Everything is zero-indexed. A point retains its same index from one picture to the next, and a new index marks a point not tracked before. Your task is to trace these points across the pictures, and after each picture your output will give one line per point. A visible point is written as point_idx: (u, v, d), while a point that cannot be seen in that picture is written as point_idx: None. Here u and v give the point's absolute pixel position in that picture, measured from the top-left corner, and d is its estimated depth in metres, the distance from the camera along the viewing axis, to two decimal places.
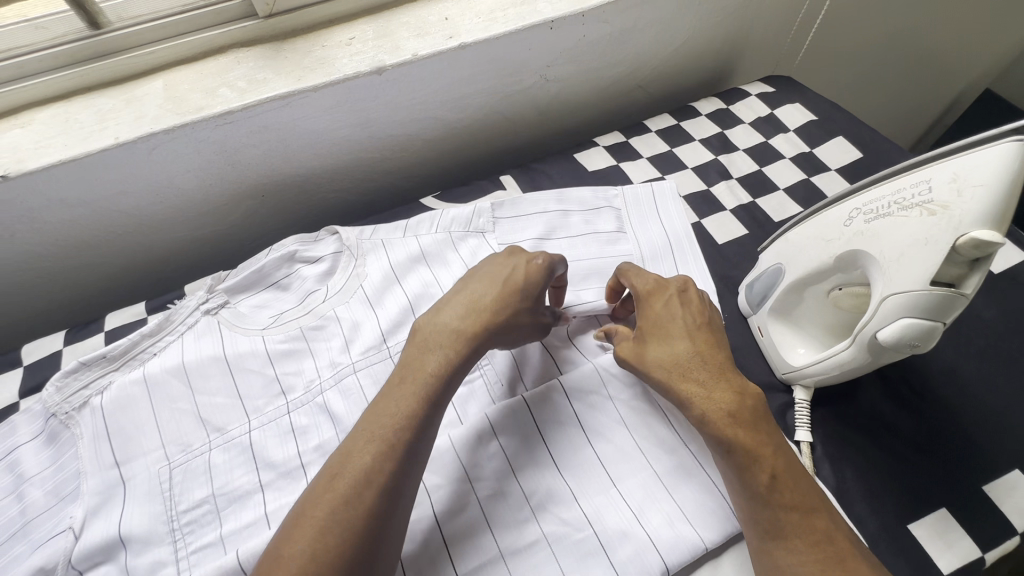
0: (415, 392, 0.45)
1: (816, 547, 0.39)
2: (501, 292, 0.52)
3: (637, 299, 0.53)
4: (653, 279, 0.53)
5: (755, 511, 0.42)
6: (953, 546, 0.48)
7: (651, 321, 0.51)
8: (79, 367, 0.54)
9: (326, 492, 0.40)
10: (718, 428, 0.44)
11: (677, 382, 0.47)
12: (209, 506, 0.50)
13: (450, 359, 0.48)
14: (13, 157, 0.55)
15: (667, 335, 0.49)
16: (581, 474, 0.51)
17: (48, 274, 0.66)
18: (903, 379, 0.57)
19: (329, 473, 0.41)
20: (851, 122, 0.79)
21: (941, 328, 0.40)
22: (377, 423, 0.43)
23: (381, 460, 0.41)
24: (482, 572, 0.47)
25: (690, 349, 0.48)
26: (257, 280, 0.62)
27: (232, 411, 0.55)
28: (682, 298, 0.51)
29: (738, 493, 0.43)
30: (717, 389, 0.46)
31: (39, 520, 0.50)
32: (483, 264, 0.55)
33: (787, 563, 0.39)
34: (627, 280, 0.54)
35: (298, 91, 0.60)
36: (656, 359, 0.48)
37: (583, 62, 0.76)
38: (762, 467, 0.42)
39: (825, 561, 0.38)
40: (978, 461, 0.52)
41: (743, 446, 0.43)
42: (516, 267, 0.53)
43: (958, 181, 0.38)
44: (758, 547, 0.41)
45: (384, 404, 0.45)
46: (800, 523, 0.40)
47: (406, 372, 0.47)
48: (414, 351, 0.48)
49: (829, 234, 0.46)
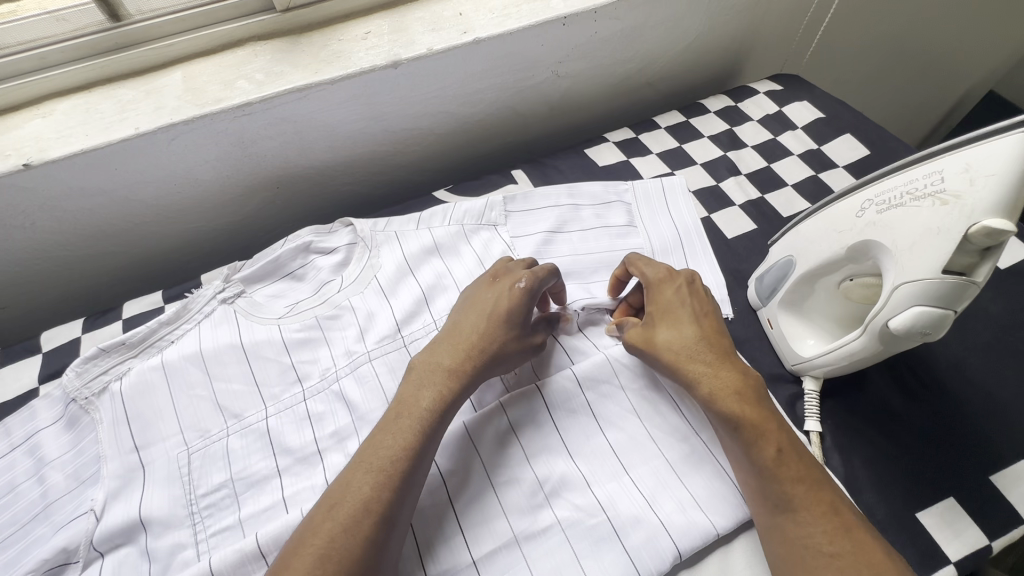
0: (410, 426, 0.45)
1: (824, 517, 0.41)
2: (490, 322, 0.52)
3: (647, 286, 0.55)
4: (664, 267, 0.56)
5: (764, 486, 0.43)
6: (961, 535, 0.49)
7: (661, 307, 0.53)
8: (99, 353, 0.55)
9: (327, 518, 0.40)
10: (726, 405, 0.46)
11: (684, 365, 0.49)
12: (228, 490, 0.51)
13: (445, 394, 0.48)
14: (35, 147, 0.56)
15: (676, 321, 0.52)
16: (594, 461, 0.52)
17: (66, 263, 0.67)
18: (910, 371, 0.58)
19: (326, 504, 0.41)
20: (858, 119, 0.79)
21: (952, 316, 0.41)
22: (376, 454, 0.44)
23: (379, 491, 0.42)
24: (497, 556, 0.47)
25: (697, 336, 0.50)
26: (273, 270, 0.63)
27: (249, 398, 0.56)
28: (689, 287, 0.54)
29: (746, 469, 0.44)
30: (723, 372, 0.48)
31: (61, 502, 0.50)
32: (471, 293, 0.56)
33: (796, 534, 0.41)
34: (637, 269, 0.57)
35: (315, 84, 0.61)
36: (666, 342, 0.51)
37: (594, 58, 0.77)
38: (768, 442, 0.44)
39: (834, 531, 0.40)
40: (985, 452, 0.52)
41: (750, 423, 0.45)
42: (502, 293, 0.54)
43: (971, 170, 0.38)
44: (768, 522, 0.43)
45: (380, 439, 0.45)
46: (807, 496, 0.42)
47: (401, 408, 0.47)
48: (409, 385, 0.49)
49: (841, 225, 0.47)
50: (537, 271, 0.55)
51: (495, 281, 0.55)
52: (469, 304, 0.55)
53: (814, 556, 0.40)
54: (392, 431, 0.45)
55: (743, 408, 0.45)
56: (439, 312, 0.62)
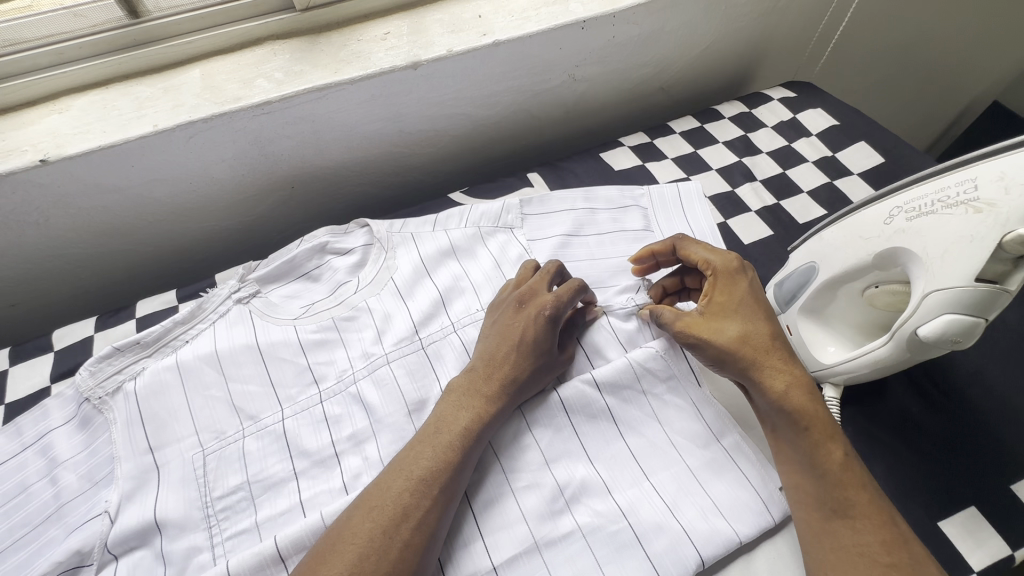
0: (449, 441, 0.46)
1: (881, 528, 0.42)
2: (517, 348, 0.52)
3: (716, 274, 0.53)
4: (731, 257, 0.54)
5: (824, 490, 0.44)
6: (983, 544, 0.48)
7: (733, 298, 0.52)
8: (113, 352, 0.54)
9: (368, 519, 0.42)
10: (800, 403, 0.47)
11: (756, 359, 0.49)
12: (244, 493, 0.50)
13: (480, 417, 0.49)
14: (52, 143, 0.56)
15: (742, 315, 0.51)
16: (614, 467, 0.51)
17: (76, 261, 0.66)
18: (929, 379, 0.58)
19: (366, 506, 0.43)
20: (873, 127, 0.80)
21: (981, 325, 0.42)
22: (416, 464, 0.45)
23: (416, 500, 0.43)
24: (517, 562, 0.47)
25: (769, 335, 0.50)
26: (289, 270, 0.63)
27: (265, 399, 0.55)
28: (755, 282, 0.53)
29: (807, 472, 0.46)
30: (796, 369, 0.49)
31: (74, 504, 0.50)
32: (497, 319, 0.55)
33: (853, 541, 0.42)
34: (704, 255, 0.55)
35: (335, 84, 0.61)
36: (737, 335, 0.50)
37: (610, 63, 0.77)
38: (835, 449, 0.45)
39: (891, 542, 0.42)
40: (1006, 460, 0.52)
41: (820, 427, 0.46)
42: (526, 319, 0.53)
43: (1005, 179, 0.39)
44: (820, 526, 0.44)
45: (418, 450, 0.46)
46: (866, 504, 0.43)
47: (440, 423, 0.48)
48: (447, 405, 0.49)
49: (868, 231, 0.46)
50: (562, 295, 0.53)
51: (521, 308, 0.54)
52: (498, 332, 0.53)
53: (870, 565, 0.41)
54: (431, 443, 0.46)
55: (815, 411, 0.47)
56: (456, 314, 0.61)
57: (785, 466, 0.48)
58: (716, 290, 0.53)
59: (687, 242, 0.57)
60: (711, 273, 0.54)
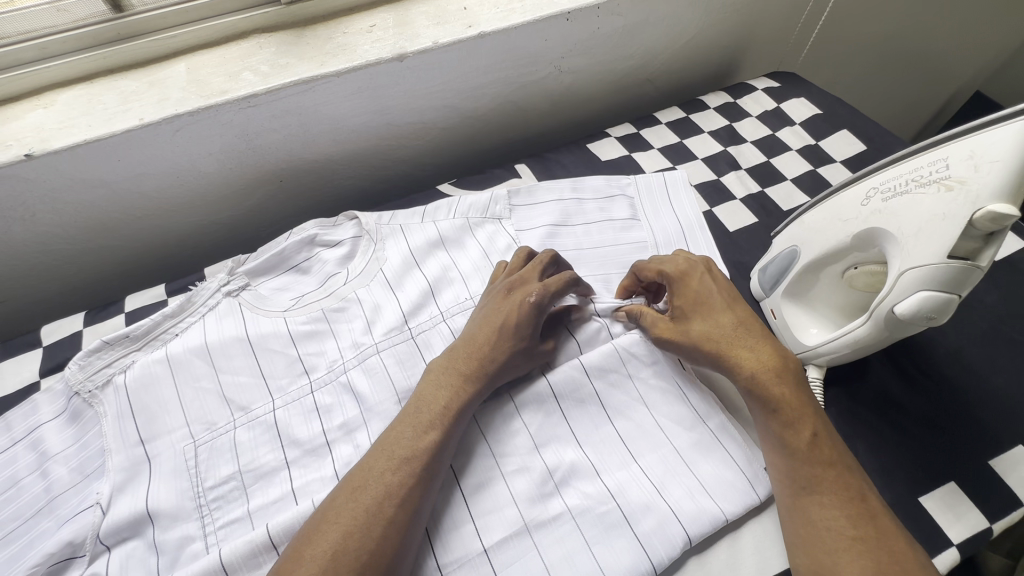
0: (431, 419, 0.47)
1: (846, 503, 0.44)
2: (502, 332, 0.52)
3: (670, 280, 0.55)
4: (681, 260, 0.57)
5: (793, 466, 0.46)
6: (962, 518, 0.50)
7: (692, 299, 0.54)
8: (102, 346, 0.54)
9: (351, 500, 0.42)
10: (767, 386, 0.48)
11: (723, 352, 0.50)
12: (236, 482, 0.51)
13: (460, 393, 0.49)
14: (37, 137, 0.56)
15: (709, 310, 0.53)
16: (603, 449, 0.52)
17: (64, 258, 0.66)
18: (909, 360, 0.59)
19: (349, 487, 0.43)
20: (855, 115, 0.81)
21: (957, 301, 0.42)
22: (397, 444, 0.46)
23: (400, 479, 0.43)
24: (508, 543, 0.47)
25: (733, 322, 0.52)
26: (278, 263, 0.63)
27: (256, 391, 0.55)
28: (712, 278, 0.55)
29: (778, 451, 0.47)
30: (767, 353, 0.50)
31: (65, 497, 0.50)
32: (484, 306, 0.55)
33: (820, 517, 0.44)
34: (655, 266, 0.57)
35: (321, 76, 0.61)
36: (702, 330, 0.52)
37: (596, 54, 0.77)
38: (805, 428, 0.46)
39: (856, 516, 0.43)
40: (983, 437, 0.54)
41: (789, 407, 0.47)
42: (513, 306, 0.53)
43: (976, 157, 0.39)
44: (792, 502, 0.46)
45: (399, 430, 0.47)
46: (835, 480, 0.45)
47: (422, 403, 0.48)
48: (428, 384, 0.50)
49: (846, 213, 0.48)
50: (550, 284, 0.54)
51: (509, 294, 0.55)
52: (484, 316, 0.54)
53: (836, 538, 0.42)
54: (413, 423, 0.47)
55: (784, 392, 0.48)
56: (445, 304, 0.62)
57: (762, 445, 0.49)
58: (677, 295, 0.54)
59: (641, 265, 0.58)
60: (666, 282, 0.55)
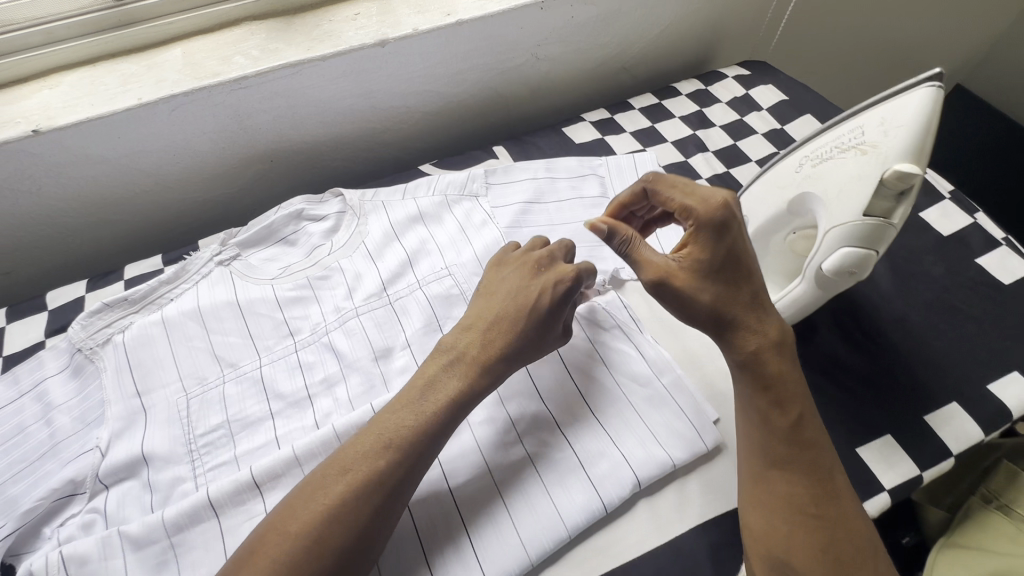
0: (434, 409, 0.47)
1: (816, 485, 0.47)
2: (530, 314, 0.51)
3: (695, 225, 0.48)
4: (714, 198, 0.49)
5: (773, 443, 0.48)
6: (895, 467, 0.54)
7: (718, 254, 0.48)
8: (103, 308, 0.59)
9: (339, 482, 0.43)
10: (764, 363, 0.49)
11: (734, 322, 0.49)
12: (224, 430, 0.55)
13: (469, 383, 0.49)
14: (43, 115, 0.60)
15: (731, 270, 0.49)
16: (562, 403, 0.56)
17: (68, 230, 0.71)
18: (856, 325, 0.63)
19: (337, 467, 0.44)
20: (819, 101, 0.85)
21: (874, 257, 0.46)
22: (394, 430, 0.46)
23: (391, 469, 0.44)
24: (472, 485, 0.52)
25: (750, 291, 0.49)
26: (267, 235, 0.67)
27: (244, 349, 0.60)
28: (738, 225, 0.49)
29: (761, 427, 0.49)
30: (770, 331, 0.50)
31: (67, 442, 0.54)
32: (511, 278, 0.54)
33: (784, 490, 0.47)
34: (681, 202, 0.50)
35: (307, 60, 0.65)
36: (719, 295, 0.49)
37: (571, 42, 0.81)
38: (793, 411, 0.48)
39: (819, 496, 0.46)
40: (919, 395, 0.58)
41: (781, 388, 0.49)
42: (545, 287, 0.52)
43: (886, 124, 0.44)
44: (759, 471, 0.49)
45: (400, 416, 0.47)
46: (808, 463, 0.47)
47: (426, 387, 0.49)
48: (436, 370, 0.50)
49: (782, 181, 0.51)
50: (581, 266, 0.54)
51: (540, 270, 0.54)
52: (512, 291, 0.53)
53: (796, 513, 0.46)
54: (414, 410, 0.47)
55: (781, 371, 0.49)
56: (422, 273, 0.66)
57: (739, 414, 0.52)
58: (700, 244, 0.48)
59: (657, 185, 0.52)
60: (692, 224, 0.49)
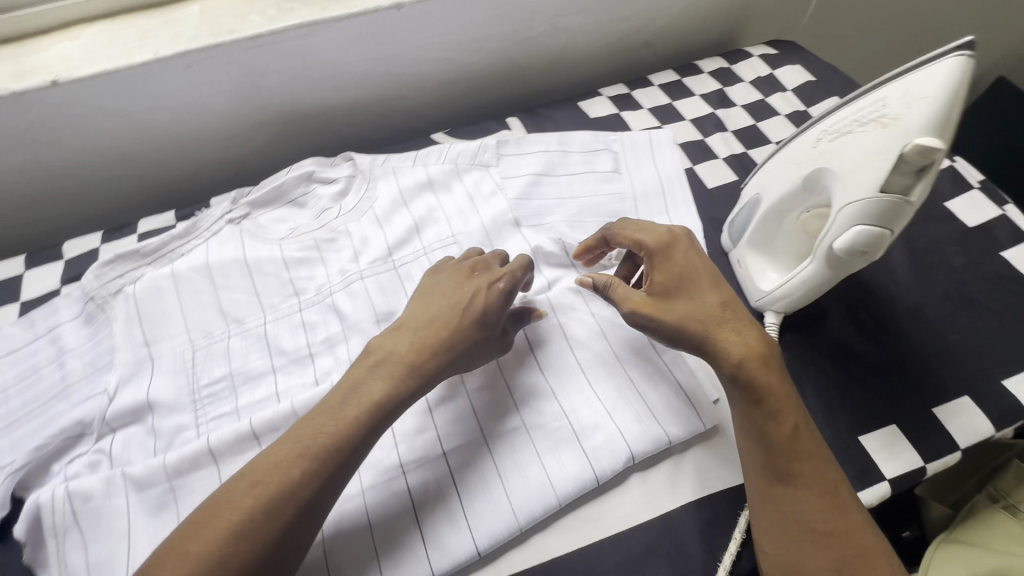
0: (354, 415, 0.46)
1: (822, 497, 0.45)
2: (463, 316, 0.52)
3: (650, 255, 0.55)
4: (664, 232, 0.56)
5: (772, 457, 0.47)
6: (897, 457, 0.52)
7: (674, 276, 0.53)
8: (115, 259, 0.60)
9: (248, 493, 0.41)
10: (752, 371, 0.48)
11: (712, 333, 0.50)
12: (227, 382, 0.56)
13: (398, 386, 0.48)
14: (62, 66, 0.61)
15: (693, 287, 0.53)
16: (561, 374, 0.56)
17: (85, 183, 0.72)
18: (869, 313, 0.61)
19: (251, 476, 0.42)
20: (847, 84, 0.82)
21: (890, 236, 0.44)
22: (314, 435, 0.44)
23: (308, 477, 0.42)
24: (467, 449, 0.52)
25: (717, 304, 0.51)
26: (278, 196, 0.67)
27: (250, 306, 0.61)
28: (690, 251, 0.55)
29: (758, 441, 0.48)
30: (755, 341, 0.50)
31: (78, 385, 0.56)
32: (446, 284, 0.55)
33: (793, 507, 0.45)
34: (637, 236, 0.56)
35: (321, 21, 0.65)
36: (684, 311, 0.51)
37: (592, 13, 0.79)
38: (787, 421, 0.47)
39: (827, 508, 0.45)
40: (929, 386, 0.56)
41: (775, 397, 0.48)
42: (481, 288, 0.53)
43: (909, 96, 0.42)
44: (765, 488, 0.47)
45: (320, 420, 0.45)
46: (812, 475, 0.46)
47: (352, 391, 0.47)
48: (361, 374, 0.48)
49: (799, 157, 0.50)
50: (513, 271, 0.55)
51: (474, 275, 0.55)
52: (445, 295, 0.53)
53: (808, 530, 0.44)
54: (334, 414, 0.45)
55: (769, 378, 0.48)
56: (429, 241, 0.66)
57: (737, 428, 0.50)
58: (657, 270, 0.54)
59: (615, 230, 0.59)
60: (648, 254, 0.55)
